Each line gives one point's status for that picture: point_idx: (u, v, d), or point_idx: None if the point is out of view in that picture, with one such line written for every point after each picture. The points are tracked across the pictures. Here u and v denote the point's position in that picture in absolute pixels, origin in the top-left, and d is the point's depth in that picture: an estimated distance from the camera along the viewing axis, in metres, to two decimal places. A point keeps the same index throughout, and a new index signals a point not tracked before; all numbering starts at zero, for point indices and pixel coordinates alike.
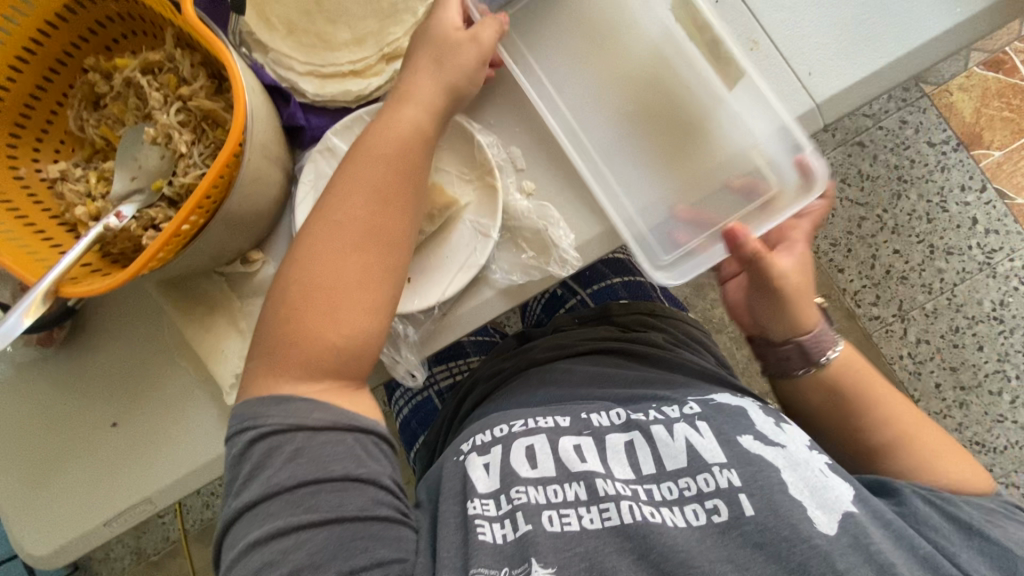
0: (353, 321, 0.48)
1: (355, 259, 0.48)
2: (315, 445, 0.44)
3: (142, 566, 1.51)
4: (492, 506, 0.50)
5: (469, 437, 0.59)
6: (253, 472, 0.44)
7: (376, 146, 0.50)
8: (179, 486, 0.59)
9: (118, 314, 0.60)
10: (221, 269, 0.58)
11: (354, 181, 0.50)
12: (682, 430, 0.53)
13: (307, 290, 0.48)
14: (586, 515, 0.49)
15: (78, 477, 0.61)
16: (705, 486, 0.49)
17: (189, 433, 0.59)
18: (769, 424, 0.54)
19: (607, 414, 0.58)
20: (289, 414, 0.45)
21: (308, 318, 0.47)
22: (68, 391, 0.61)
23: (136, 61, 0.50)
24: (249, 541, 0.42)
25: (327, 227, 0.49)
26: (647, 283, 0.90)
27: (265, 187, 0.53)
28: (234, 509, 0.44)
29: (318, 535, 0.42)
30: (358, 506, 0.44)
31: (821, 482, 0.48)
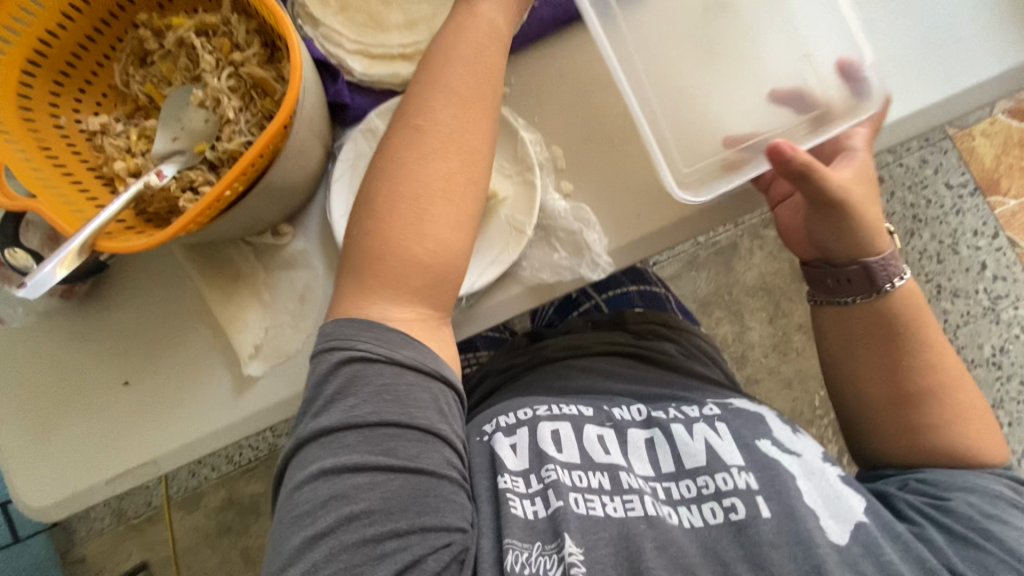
0: (441, 234, 0.49)
1: (441, 171, 0.49)
2: (402, 385, 0.46)
3: (121, 528, 1.50)
4: (523, 483, 0.51)
5: (493, 418, 0.59)
6: (336, 397, 0.46)
7: (455, 53, 0.51)
8: (187, 451, 0.59)
9: (141, 274, 0.60)
10: (250, 239, 0.58)
11: (434, 90, 0.50)
12: (701, 431, 0.55)
13: (394, 201, 0.49)
14: (611, 502, 0.49)
15: (86, 433, 0.60)
16: (722, 485, 0.50)
17: (200, 401, 0.59)
18: (785, 432, 0.57)
19: (629, 409, 0.59)
20: (377, 343, 0.47)
21: (396, 232, 0.48)
22: (83, 346, 0.60)
23: (191, 22, 0.49)
24: (324, 467, 0.44)
25: (411, 138, 0.50)
26: (662, 293, 0.90)
27: (305, 161, 0.53)
28: (312, 429, 0.46)
29: (393, 480, 0.45)
30: (433, 462, 0.46)
31: (833, 487, 0.50)
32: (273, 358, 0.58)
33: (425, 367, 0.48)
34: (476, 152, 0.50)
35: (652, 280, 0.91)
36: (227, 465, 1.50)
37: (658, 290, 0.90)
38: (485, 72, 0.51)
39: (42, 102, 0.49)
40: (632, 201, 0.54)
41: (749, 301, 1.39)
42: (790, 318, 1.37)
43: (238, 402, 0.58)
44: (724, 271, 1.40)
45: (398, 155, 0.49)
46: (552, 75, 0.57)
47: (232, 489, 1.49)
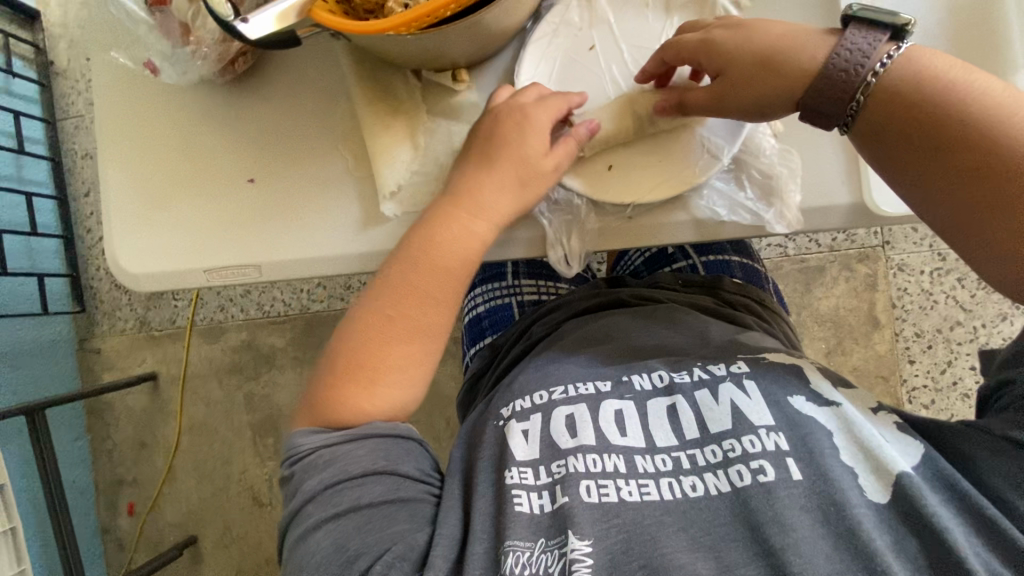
0: (397, 396, 0.53)
1: (405, 353, 0.53)
2: (334, 457, 0.50)
3: (142, 336, 1.53)
4: (531, 475, 0.52)
5: (509, 401, 0.59)
6: (292, 488, 0.51)
7: (421, 273, 0.52)
8: (292, 267, 0.58)
9: (296, 75, 0.57)
10: (422, 73, 0.54)
11: (401, 288, 0.52)
12: (727, 391, 0.52)
13: (352, 364, 0.53)
14: (625, 488, 0.49)
15: (197, 219, 0.59)
16: (750, 447, 0.48)
17: (321, 222, 0.57)
18: (825, 385, 0.52)
19: (649, 375, 0.56)
20: (317, 440, 0.51)
21: (353, 399, 0.52)
22: (218, 130, 0.58)
23: None
24: (292, 538, 0.50)
25: (359, 340, 0.53)
26: (762, 272, 0.85)
27: (520, 7, 0.49)
28: (282, 518, 0.51)
29: (341, 524, 0.48)
30: (379, 492, 0.50)
31: (867, 442, 0.47)
32: (409, 205, 0.55)
33: (371, 430, 0.52)
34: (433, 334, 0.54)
35: (754, 261, 0.87)
36: (256, 311, 1.50)
37: (757, 267, 0.85)
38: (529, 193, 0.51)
39: None
40: (842, 165, 0.49)
41: (814, 328, 1.34)
42: (848, 357, 1.34)
43: (360, 236, 0.56)
44: (801, 290, 1.35)
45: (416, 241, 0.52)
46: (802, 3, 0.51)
47: (254, 335, 1.50)
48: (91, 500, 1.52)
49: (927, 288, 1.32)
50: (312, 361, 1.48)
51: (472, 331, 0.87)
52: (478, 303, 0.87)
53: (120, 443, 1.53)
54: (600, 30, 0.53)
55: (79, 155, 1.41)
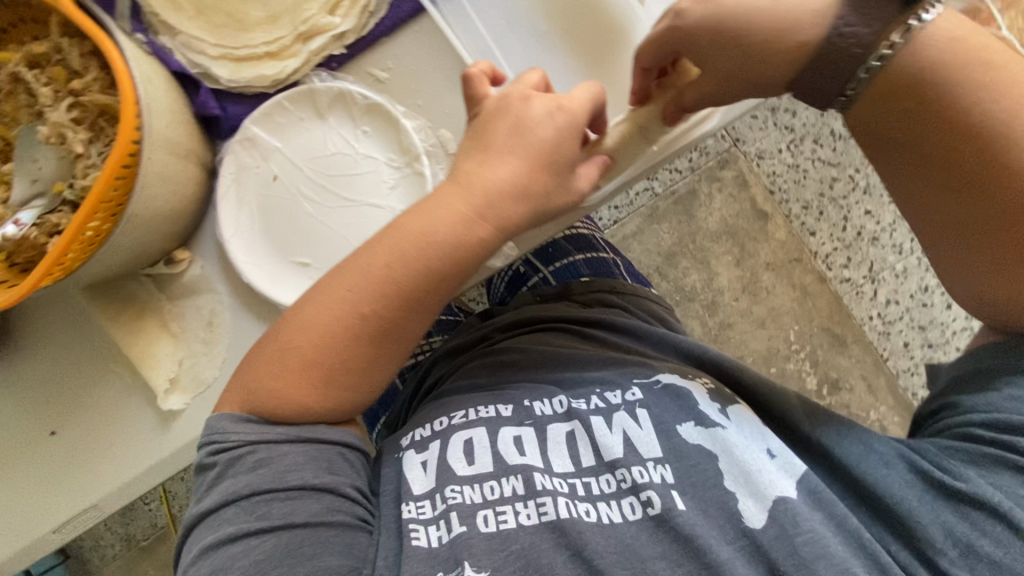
0: (339, 399, 0.52)
1: (345, 345, 0.50)
2: (275, 456, 0.50)
3: (134, 551, 1.52)
4: (426, 508, 0.51)
5: (408, 430, 0.59)
6: (216, 480, 0.49)
7: (356, 270, 0.49)
8: (126, 489, 0.59)
9: (43, 319, 0.58)
10: (147, 270, 0.56)
11: (321, 305, 0.50)
12: (620, 421, 0.54)
13: (299, 356, 0.50)
14: (523, 512, 0.50)
15: (23, 487, 0.60)
16: (638, 478, 0.51)
17: (128, 438, 0.58)
18: (712, 408, 0.55)
19: (549, 401, 0.57)
20: (244, 432, 0.50)
21: (291, 389, 0.50)
22: (3, 400, 0.59)
23: (20, 53, 0.46)
24: (204, 545, 0.47)
25: (307, 328, 0.50)
26: (608, 258, 0.86)
27: (179, 185, 0.50)
28: (195, 514, 0.49)
29: (266, 542, 0.47)
30: (309, 513, 0.48)
31: (742, 464, 0.50)
32: (192, 389, 0.56)
33: (301, 436, 0.51)
34: (362, 346, 0.50)
35: (598, 245, 0.88)
36: None
37: (605, 258, 0.86)
38: (460, 261, 0.48)
39: None
40: None
41: (714, 246, 1.36)
42: (756, 257, 1.36)
43: (167, 435, 0.57)
44: (686, 218, 1.37)
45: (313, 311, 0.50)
46: (433, 50, 0.52)
47: None
48: None
49: (792, 163, 1.34)
50: None
51: (366, 419, 0.86)
52: None
53: None
54: (274, 158, 0.54)
55: None
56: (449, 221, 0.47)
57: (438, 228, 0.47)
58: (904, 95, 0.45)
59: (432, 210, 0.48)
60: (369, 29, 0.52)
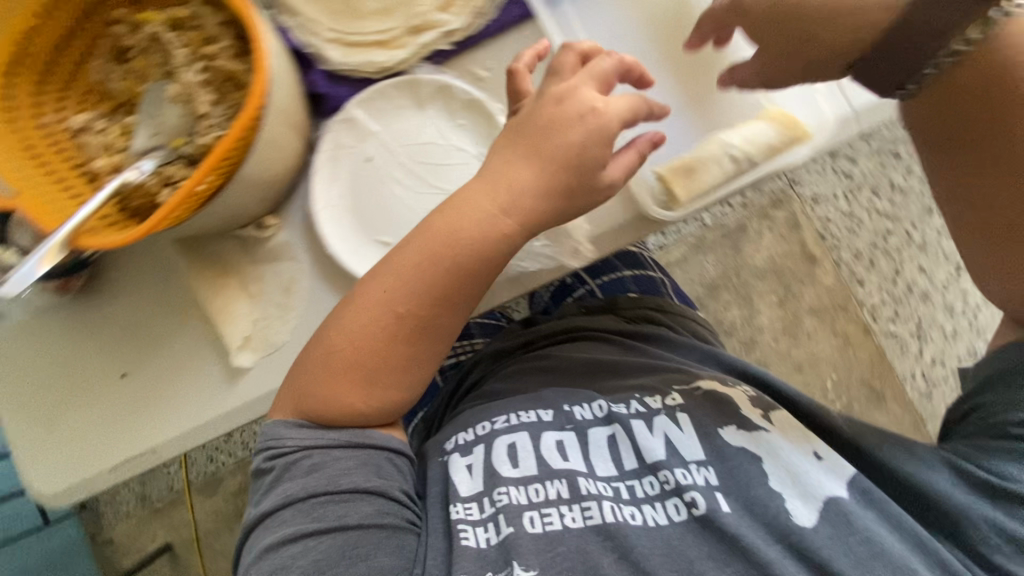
0: (386, 395, 0.55)
1: (386, 344, 0.53)
2: (329, 461, 0.54)
3: (146, 511, 1.56)
4: (475, 510, 0.55)
5: (452, 436, 0.64)
6: (274, 484, 0.54)
7: (373, 291, 0.52)
8: (185, 438, 0.61)
9: (130, 265, 0.61)
10: (236, 231, 0.58)
11: (350, 323, 0.53)
12: (661, 425, 0.59)
13: (330, 367, 0.54)
14: (568, 515, 0.54)
15: (91, 423, 0.63)
16: (682, 479, 0.55)
17: (194, 388, 0.60)
18: (756, 415, 0.60)
19: (589, 406, 0.62)
20: (301, 440, 0.54)
21: (347, 395, 0.54)
22: (80, 338, 0.62)
23: (162, 16, 0.49)
24: (263, 546, 0.51)
25: (333, 344, 0.53)
26: (657, 277, 0.87)
27: (282, 153, 0.53)
28: (253, 516, 0.54)
29: (322, 544, 0.51)
30: (360, 516, 0.52)
31: (784, 461, 0.56)
32: (262, 349, 0.58)
33: (354, 441, 0.55)
34: (408, 337, 0.54)
35: (647, 263, 0.89)
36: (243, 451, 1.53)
37: (652, 274, 0.87)
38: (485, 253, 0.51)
39: None
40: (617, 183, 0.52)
41: (758, 284, 1.35)
42: (800, 299, 1.34)
43: (229, 391, 0.59)
44: (732, 253, 1.37)
45: (352, 318, 0.53)
46: (534, 54, 0.54)
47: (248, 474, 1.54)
48: None
49: (846, 210, 1.34)
50: None
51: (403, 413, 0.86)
52: None
53: None
54: (371, 140, 0.56)
55: None
56: (481, 224, 0.50)
57: (473, 233, 0.50)
58: (952, 82, 0.50)
59: (459, 221, 0.50)
60: (479, 29, 0.55)
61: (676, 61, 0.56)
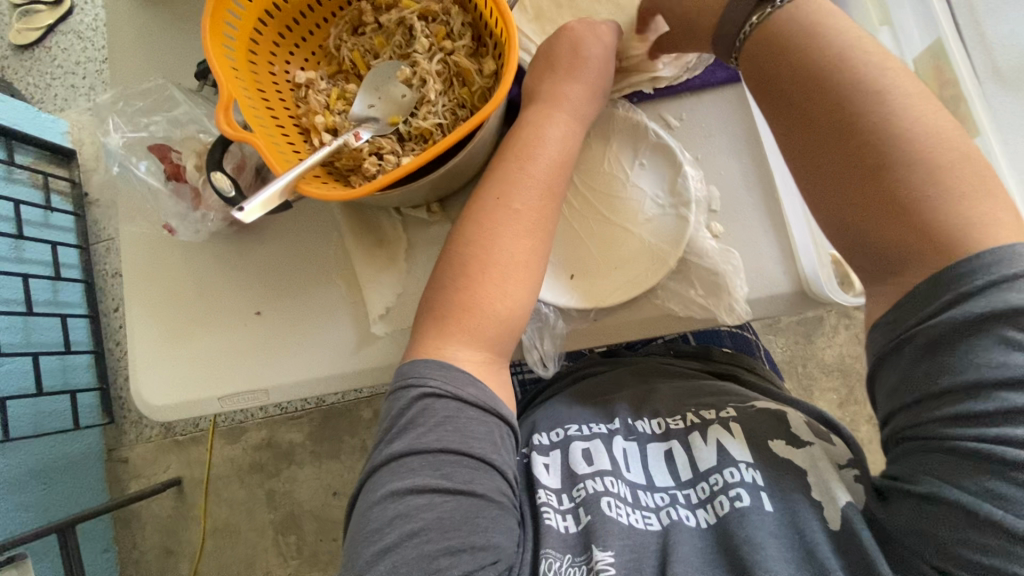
0: (518, 296, 0.54)
1: (529, 241, 0.54)
2: (462, 418, 0.50)
3: (169, 441, 1.55)
4: (559, 499, 0.56)
5: (529, 442, 0.64)
6: (406, 425, 0.50)
7: (523, 185, 0.54)
8: (298, 387, 0.63)
9: (294, 214, 0.65)
10: (403, 209, 0.62)
11: (495, 223, 0.54)
12: (715, 433, 0.57)
13: (484, 262, 0.54)
14: (633, 516, 0.54)
15: (212, 349, 0.65)
16: (729, 478, 0.53)
17: (322, 344, 0.63)
18: (803, 427, 0.56)
19: (649, 421, 0.63)
20: (445, 380, 0.51)
21: (480, 290, 0.53)
22: (228, 268, 0.65)
23: (415, 6, 0.54)
24: (390, 489, 0.48)
25: (488, 241, 0.54)
26: (752, 340, 0.87)
27: (478, 151, 0.56)
28: (381, 456, 0.51)
29: (448, 502, 0.48)
30: (485, 487, 0.49)
31: (827, 477, 0.51)
32: (398, 323, 0.61)
33: (485, 405, 0.52)
34: (540, 236, 0.55)
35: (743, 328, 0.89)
36: (276, 408, 1.54)
37: (747, 335, 0.87)
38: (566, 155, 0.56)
39: (265, 47, 0.55)
40: (785, 256, 0.54)
41: (822, 378, 1.34)
42: (862, 406, 1.31)
43: (358, 353, 0.62)
44: (802, 342, 1.36)
45: (489, 226, 0.54)
46: (727, 117, 0.57)
47: (274, 431, 1.54)
48: None
49: None
50: (330, 453, 1.52)
51: None
52: None
53: (147, 553, 1.54)
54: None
55: (109, 275, 1.53)
56: (560, 142, 0.56)
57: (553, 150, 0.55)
58: (804, 101, 0.49)
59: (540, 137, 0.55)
60: (681, 81, 0.58)
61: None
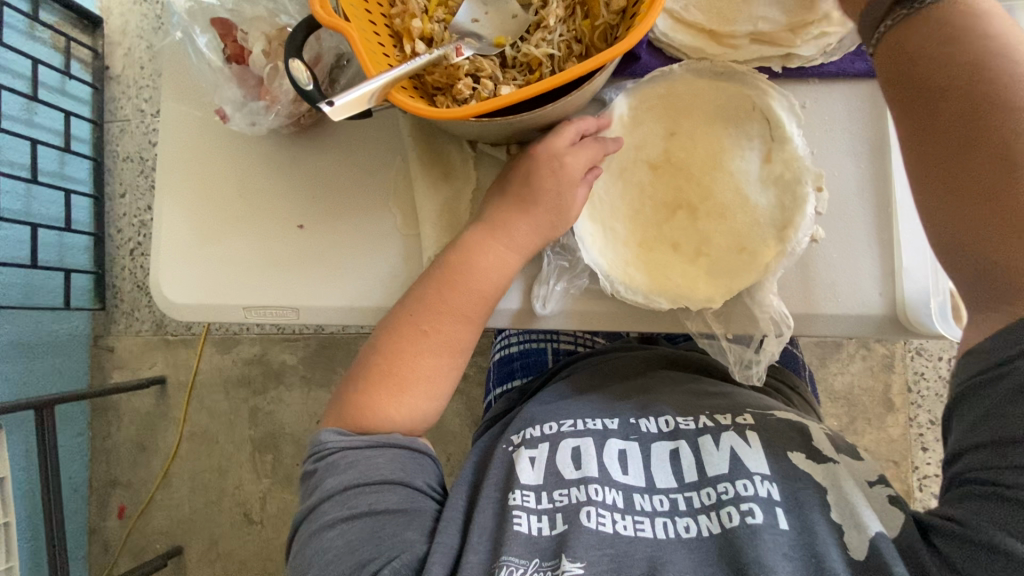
0: (424, 395, 0.57)
1: (426, 370, 0.56)
2: (370, 458, 0.53)
3: (157, 338, 1.50)
4: (533, 499, 0.52)
5: (521, 428, 0.60)
6: (314, 483, 0.54)
7: (467, 279, 0.53)
8: (332, 313, 0.59)
9: (360, 128, 0.59)
10: (479, 144, 0.57)
11: (400, 350, 0.55)
12: (728, 439, 0.53)
13: (384, 374, 0.56)
14: (621, 521, 0.49)
15: (245, 254, 0.60)
16: (742, 491, 0.49)
17: (366, 272, 0.58)
18: (826, 443, 0.53)
19: (656, 419, 0.58)
20: (353, 441, 0.54)
21: (398, 365, 0.56)
22: (275, 171, 0.60)
23: None
24: (306, 537, 0.51)
25: (411, 331, 0.55)
26: (798, 359, 0.83)
27: (582, 97, 0.51)
28: (297, 519, 0.54)
29: (355, 526, 0.50)
30: (396, 499, 0.52)
31: (850, 498, 0.47)
32: None
33: (393, 439, 0.54)
34: (518, 250, 0.53)
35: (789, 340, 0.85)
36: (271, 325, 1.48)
37: (793, 351, 0.84)
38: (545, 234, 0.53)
39: None
40: (886, 274, 0.51)
41: (827, 404, 1.27)
42: (859, 438, 1.25)
43: (404, 289, 0.58)
44: (816, 364, 1.27)
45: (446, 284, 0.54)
46: (849, 113, 0.53)
47: (266, 349, 1.49)
48: (83, 499, 1.52)
49: (944, 375, 1.24)
50: (312, 382, 1.47)
51: (501, 370, 0.86)
52: (510, 343, 0.87)
53: (121, 443, 1.53)
54: (677, 124, 0.54)
55: (121, 159, 1.44)
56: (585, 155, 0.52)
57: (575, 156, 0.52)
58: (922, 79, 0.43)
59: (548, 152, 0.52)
60: (815, 64, 0.53)
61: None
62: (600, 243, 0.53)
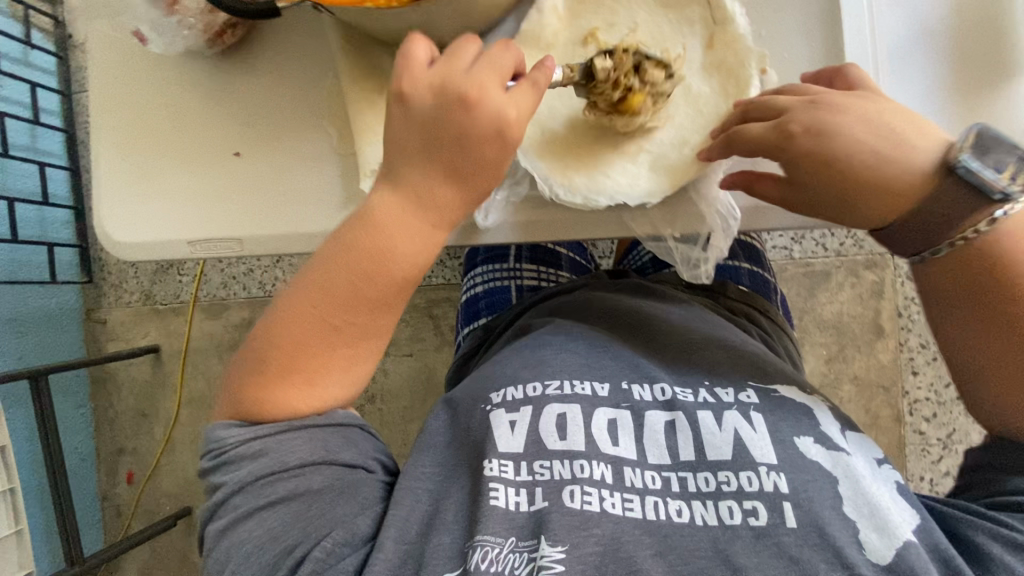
0: (345, 378, 0.51)
1: (345, 349, 0.50)
2: (271, 446, 0.49)
3: (146, 308, 1.48)
4: (511, 470, 0.49)
5: (499, 387, 0.55)
6: (221, 475, 0.50)
7: (384, 252, 0.48)
8: (274, 241, 0.57)
9: (288, 40, 0.57)
10: None
11: (299, 324, 0.49)
12: (733, 420, 0.50)
13: (284, 367, 0.49)
14: (609, 499, 0.47)
15: (182, 185, 0.58)
16: (746, 485, 0.46)
17: (306, 196, 0.56)
18: (834, 429, 0.51)
19: (651, 387, 0.54)
20: (241, 432, 0.49)
21: (305, 358, 0.49)
22: (206, 93, 0.58)
23: None
24: (220, 530, 0.48)
25: (306, 305, 0.49)
26: (769, 281, 0.82)
27: None
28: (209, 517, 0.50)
29: (277, 517, 0.47)
30: (317, 481, 0.48)
31: (867, 495, 0.46)
32: None
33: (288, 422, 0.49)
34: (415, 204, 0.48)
35: (761, 261, 0.83)
36: (257, 289, 1.44)
37: (765, 275, 0.82)
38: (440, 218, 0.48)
39: None
40: None
41: (816, 333, 1.24)
42: (848, 365, 1.23)
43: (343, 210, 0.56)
44: (804, 295, 1.24)
45: (353, 263, 0.48)
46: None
47: (255, 314, 1.44)
48: (92, 466, 1.53)
49: None
50: None
51: (467, 311, 0.85)
52: (475, 284, 0.86)
53: (121, 415, 1.52)
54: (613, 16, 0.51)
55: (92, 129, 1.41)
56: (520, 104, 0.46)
57: (509, 109, 0.46)
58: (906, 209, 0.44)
59: (483, 106, 0.46)
60: None
61: (961, 67, 0.55)
62: (538, 144, 0.51)
